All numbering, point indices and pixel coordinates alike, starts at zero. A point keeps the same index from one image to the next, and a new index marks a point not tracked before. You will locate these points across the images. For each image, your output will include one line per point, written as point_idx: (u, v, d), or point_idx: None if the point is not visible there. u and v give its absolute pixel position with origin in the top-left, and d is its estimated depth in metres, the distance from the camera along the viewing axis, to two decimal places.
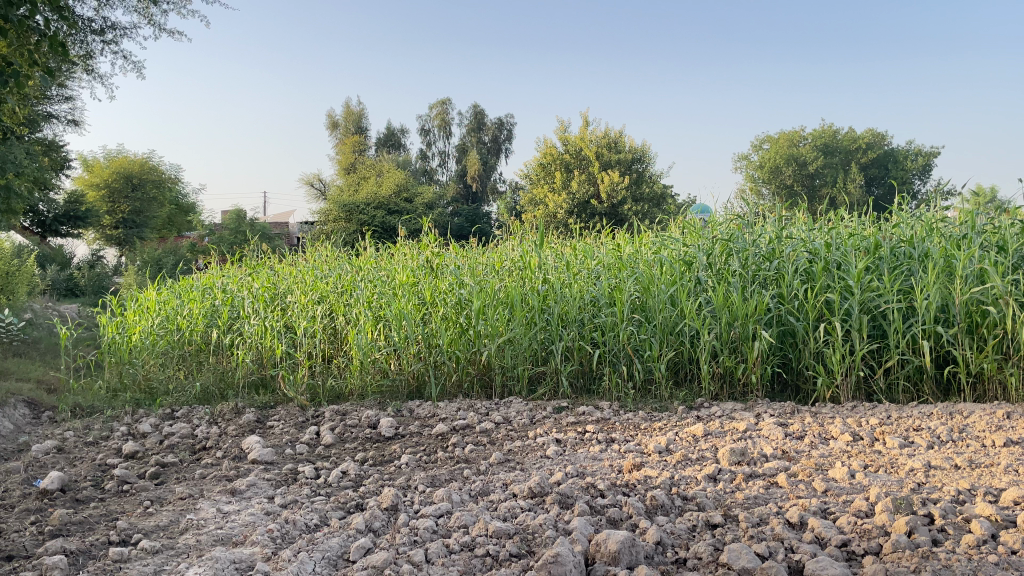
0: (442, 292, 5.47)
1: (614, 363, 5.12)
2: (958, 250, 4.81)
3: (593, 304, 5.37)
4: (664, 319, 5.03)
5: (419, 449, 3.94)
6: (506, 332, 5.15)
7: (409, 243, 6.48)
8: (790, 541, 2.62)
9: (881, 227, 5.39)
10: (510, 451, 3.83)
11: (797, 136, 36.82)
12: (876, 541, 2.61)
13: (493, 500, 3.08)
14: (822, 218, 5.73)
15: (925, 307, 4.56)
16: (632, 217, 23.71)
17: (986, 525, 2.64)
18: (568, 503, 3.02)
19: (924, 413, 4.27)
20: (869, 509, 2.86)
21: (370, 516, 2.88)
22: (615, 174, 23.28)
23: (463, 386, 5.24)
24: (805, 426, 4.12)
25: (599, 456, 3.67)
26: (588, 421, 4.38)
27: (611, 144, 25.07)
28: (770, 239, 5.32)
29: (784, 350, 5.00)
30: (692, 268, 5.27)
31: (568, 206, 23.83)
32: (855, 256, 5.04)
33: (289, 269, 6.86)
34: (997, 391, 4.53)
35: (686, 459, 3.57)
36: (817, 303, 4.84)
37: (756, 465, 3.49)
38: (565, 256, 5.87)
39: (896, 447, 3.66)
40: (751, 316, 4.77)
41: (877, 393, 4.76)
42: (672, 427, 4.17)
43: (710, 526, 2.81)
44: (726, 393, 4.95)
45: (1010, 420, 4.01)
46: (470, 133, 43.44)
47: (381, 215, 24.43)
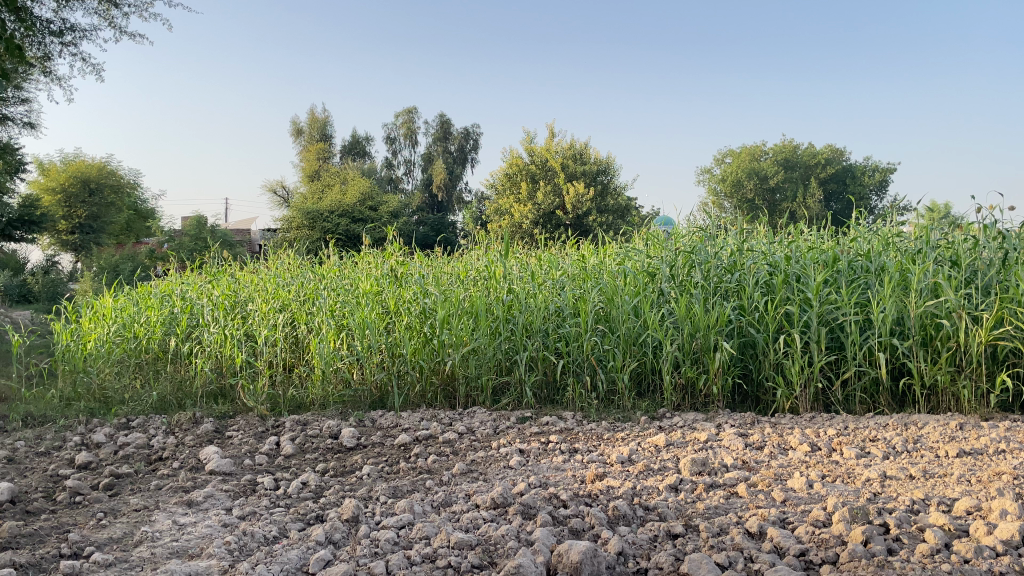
0: (407, 301, 5.43)
1: (577, 373, 5.12)
2: (913, 264, 4.90)
3: (557, 314, 5.36)
4: (628, 329, 5.04)
5: (381, 460, 3.90)
6: (470, 342, 5.11)
7: (373, 252, 6.44)
8: (750, 551, 2.65)
9: (839, 241, 5.48)
10: (473, 462, 3.81)
11: (758, 151, 37.38)
12: (833, 550, 2.66)
13: (455, 511, 3.08)
14: (782, 231, 5.81)
15: (881, 320, 4.63)
16: (596, 229, 23.79)
17: (939, 535, 2.71)
18: (531, 513, 3.02)
19: (879, 424, 4.34)
20: (827, 519, 2.92)
21: (330, 528, 2.85)
22: (580, 186, 23.42)
23: (426, 397, 5.19)
24: (765, 436, 4.16)
25: (562, 466, 3.67)
26: (551, 432, 4.38)
27: (577, 155, 25.19)
28: (731, 252, 5.38)
29: (744, 361, 5.05)
30: (655, 279, 5.31)
31: (532, 217, 23.90)
32: (814, 269, 5.12)
33: (250, 277, 6.77)
34: (951, 403, 4.61)
35: (648, 469, 3.60)
36: (776, 315, 4.90)
37: (716, 475, 3.53)
38: (530, 267, 5.87)
39: (852, 457, 3.72)
40: (713, 327, 4.81)
41: (834, 404, 4.81)
42: (634, 438, 4.19)
43: (671, 536, 2.84)
44: (688, 404, 4.96)
45: (964, 432, 4.09)
46: (437, 142, 43.43)
47: (344, 223, 24.22)
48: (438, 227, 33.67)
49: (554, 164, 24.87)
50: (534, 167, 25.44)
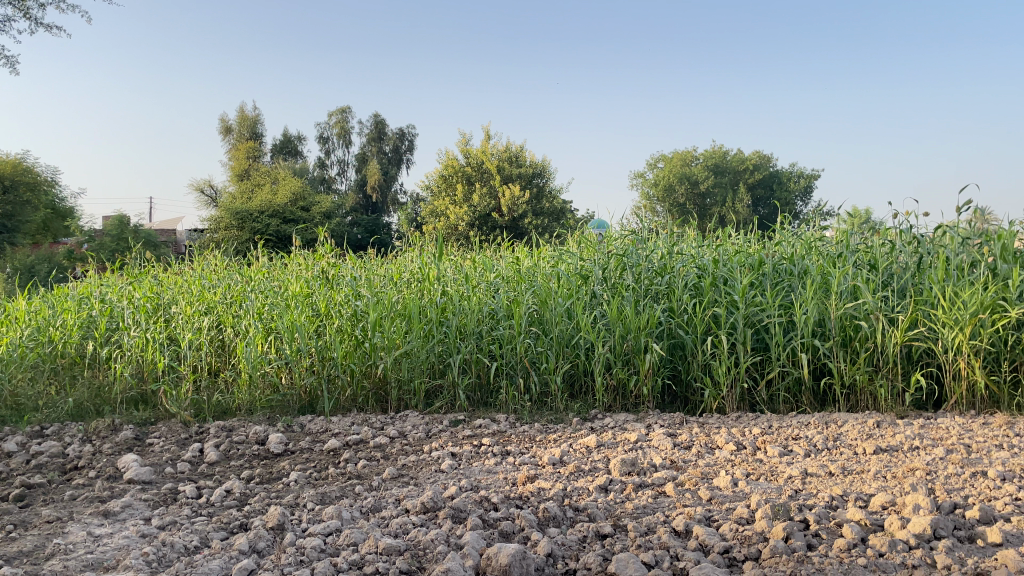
0: (338, 303, 5.34)
1: (510, 376, 5.12)
2: (834, 267, 5.07)
3: (491, 316, 5.35)
4: (561, 331, 5.05)
5: (309, 465, 3.83)
6: (402, 345, 5.04)
7: (303, 253, 6.31)
8: (676, 549, 2.70)
9: (765, 245, 5.64)
10: (404, 466, 3.77)
11: (689, 156, 38.15)
12: (756, 547, 2.72)
13: (384, 517, 3.04)
14: (711, 235, 5.94)
15: (804, 321, 4.76)
16: (532, 231, 23.90)
17: (856, 530, 2.81)
18: (461, 517, 3.01)
19: (802, 423, 4.47)
20: (750, 516, 2.99)
21: (255, 537, 2.78)
22: (515, 189, 23.52)
23: (357, 401, 5.12)
24: (693, 436, 4.25)
25: (494, 468, 3.66)
26: (484, 434, 4.37)
27: (512, 158, 25.22)
28: (662, 255, 5.48)
29: (674, 362, 5.14)
30: (588, 281, 5.35)
31: (468, 219, 23.88)
32: (741, 273, 5.25)
33: (174, 279, 6.57)
34: (869, 402, 4.77)
35: (579, 470, 3.63)
36: (704, 317, 5.00)
37: (645, 475, 3.58)
38: (464, 269, 5.84)
39: (776, 455, 3.82)
40: (644, 329, 4.87)
41: (759, 403, 4.93)
42: (566, 439, 4.21)
43: (600, 536, 2.86)
44: (619, 405, 5.01)
45: (881, 429, 4.25)
46: (374, 142, 43.02)
47: (276, 223, 23.76)
48: (372, 228, 33.33)
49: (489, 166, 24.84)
50: (470, 168, 25.38)
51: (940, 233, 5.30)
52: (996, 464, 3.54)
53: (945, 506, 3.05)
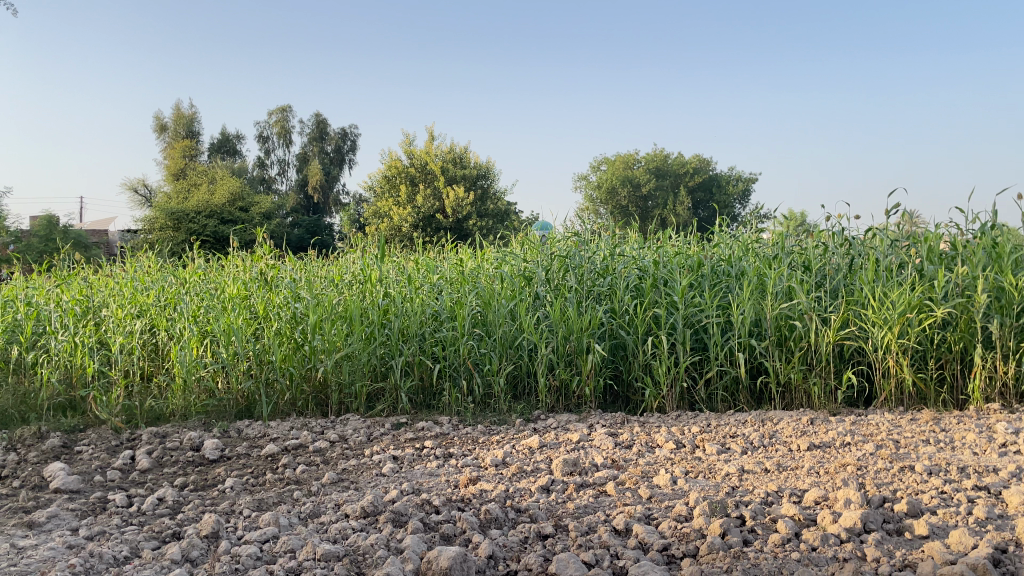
0: (277, 305, 5.23)
1: (453, 378, 5.09)
2: (769, 269, 5.19)
3: (434, 318, 5.31)
4: (504, 333, 5.04)
5: (246, 472, 3.75)
6: (343, 347, 4.97)
7: (241, 254, 6.17)
8: (616, 548, 2.72)
9: (704, 247, 5.74)
10: (344, 470, 3.72)
11: (631, 159, 38.58)
12: (693, 544, 2.77)
13: (323, 522, 3.00)
14: (652, 237, 6.02)
15: (741, 322, 4.86)
16: (477, 233, 23.88)
17: (790, 525, 2.88)
18: (401, 521, 2.99)
19: (739, 421, 4.56)
20: (688, 514, 3.04)
21: (188, 545, 2.71)
22: (459, 190, 23.49)
23: (297, 404, 5.03)
24: (634, 435, 4.29)
25: (436, 471, 3.64)
26: (426, 437, 4.34)
27: (457, 159, 25.14)
28: (603, 256, 5.54)
29: (615, 362, 5.19)
30: (531, 283, 5.36)
31: (411, 220, 23.74)
32: (680, 274, 5.33)
33: (105, 281, 6.36)
34: (803, 399, 4.89)
35: (521, 471, 3.63)
36: (645, 318, 5.06)
37: (586, 474, 3.61)
38: (406, 270, 5.79)
39: (714, 453, 3.89)
40: (586, 330, 4.91)
41: (699, 402, 5.00)
42: (509, 440, 4.21)
43: (541, 537, 2.87)
44: (562, 406, 5.03)
45: (814, 426, 4.37)
46: (317, 142, 42.41)
47: (213, 224, 23.22)
48: (314, 229, 32.85)
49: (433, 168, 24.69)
50: (414, 168, 25.18)
51: (871, 236, 5.47)
52: (923, 459, 3.67)
53: (874, 499, 3.15)
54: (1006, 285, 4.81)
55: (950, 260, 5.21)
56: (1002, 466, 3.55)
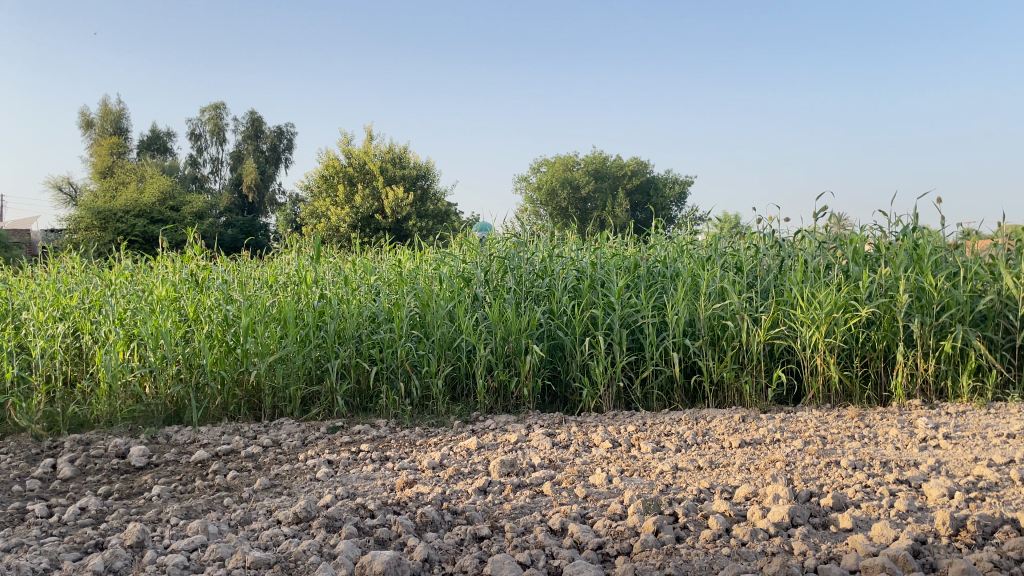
0: (208, 308, 5.11)
1: (390, 380, 5.04)
2: (703, 270, 5.29)
3: (371, 320, 5.26)
4: (443, 334, 5.00)
5: (174, 479, 3.64)
6: (277, 350, 4.88)
7: (171, 255, 6.00)
8: (551, 548, 2.73)
9: (640, 248, 5.82)
10: (277, 475, 3.65)
11: (571, 161, 38.82)
12: (627, 542, 2.80)
13: (254, 529, 2.93)
14: (590, 238, 6.07)
15: (675, 322, 4.94)
16: (416, 234, 23.74)
17: (721, 521, 2.94)
18: (335, 526, 2.94)
19: (674, 419, 4.64)
20: (623, 512, 3.08)
21: (111, 556, 2.61)
22: (398, 190, 23.32)
23: (229, 409, 4.91)
24: (571, 435, 4.32)
25: (372, 475, 3.60)
26: (362, 440, 4.28)
27: (396, 159, 24.92)
28: (542, 257, 5.56)
29: (553, 363, 5.22)
30: (470, 284, 5.35)
31: (350, 220, 23.46)
32: (617, 275, 5.39)
33: (25, 283, 6.10)
34: (735, 398, 4.99)
35: (459, 473, 3.62)
36: (583, 318, 5.10)
37: (523, 475, 3.62)
38: (343, 271, 5.72)
39: (649, 451, 3.94)
40: (524, 331, 4.92)
41: (635, 402, 5.04)
42: (446, 442, 4.19)
43: (477, 539, 2.87)
44: (500, 407, 5.03)
45: (745, 424, 4.47)
46: (251, 141, 41.59)
47: (143, 223, 22.53)
48: (248, 229, 32.17)
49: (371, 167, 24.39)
50: (351, 168, 24.83)
51: (801, 238, 5.63)
52: (848, 454, 3.79)
53: (802, 494, 3.24)
54: (926, 285, 5.01)
55: (874, 261, 5.40)
56: (921, 460, 3.69)
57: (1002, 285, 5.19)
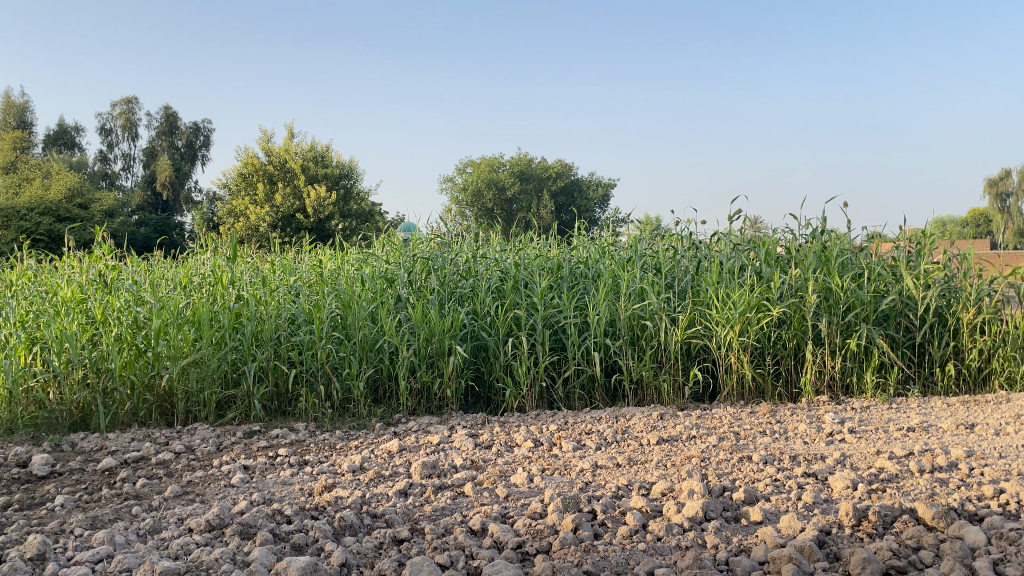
0: (117, 310, 4.92)
1: (310, 383, 4.95)
2: (623, 272, 5.39)
3: (290, 322, 5.16)
4: (364, 336, 4.94)
5: (79, 488, 3.49)
6: (191, 353, 4.74)
7: (78, 255, 5.75)
8: (471, 549, 2.73)
9: (563, 250, 5.88)
10: (190, 482, 3.54)
11: (497, 163, 38.92)
12: (546, 540, 2.82)
13: (164, 538, 2.83)
14: (513, 239, 6.10)
15: (596, 322, 5.03)
16: (339, 234, 23.39)
17: (638, 517, 2.99)
18: (250, 533, 2.87)
19: (595, 418, 4.70)
20: (543, 511, 3.10)
21: (8, 570, 2.49)
22: (321, 190, 22.93)
23: (139, 415, 4.74)
24: (494, 435, 4.33)
25: (289, 480, 3.53)
26: (280, 445, 4.20)
27: (319, 159, 24.52)
28: (465, 258, 5.56)
29: (477, 364, 5.22)
30: (393, 285, 5.30)
31: (269, 219, 22.93)
32: (540, 276, 5.44)
33: None
34: (654, 395, 5.09)
35: (379, 476, 3.58)
36: (506, 319, 5.13)
37: (444, 476, 3.61)
38: (261, 272, 5.59)
39: (570, 450, 3.99)
40: (447, 332, 4.91)
41: (558, 401, 5.08)
42: (367, 445, 4.15)
43: (396, 541, 2.84)
44: (423, 408, 5.01)
45: (663, 421, 4.57)
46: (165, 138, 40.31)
47: (48, 221, 21.49)
48: (163, 228, 31.06)
49: (293, 165, 23.89)
50: (270, 167, 24.19)
51: (717, 240, 5.80)
52: (760, 449, 3.93)
53: (716, 489, 3.33)
54: (833, 286, 5.23)
55: (785, 262, 5.61)
56: (827, 453, 3.85)
57: (903, 285, 5.46)
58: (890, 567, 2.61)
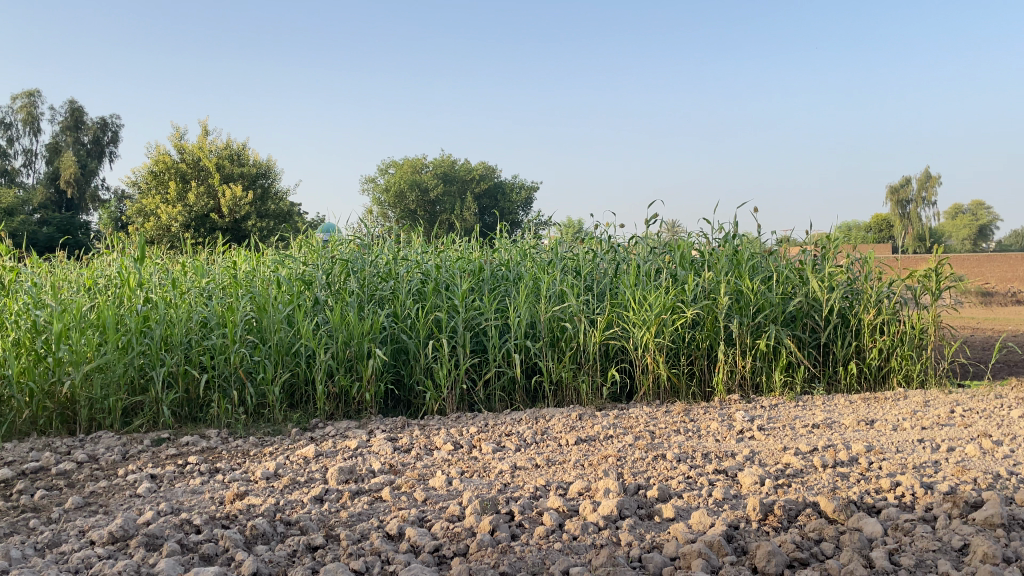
0: (14, 313, 4.68)
1: (223, 388, 4.82)
2: (543, 274, 5.45)
3: (202, 325, 5.01)
4: (280, 339, 4.84)
5: None
6: (95, 358, 4.55)
7: None
8: (386, 554, 2.71)
9: (484, 252, 5.90)
10: (93, 493, 3.40)
11: (420, 164, 38.68)
12: (463, 543, 2.83)
13: (63, 552, 2.71)
14: (434, 242, 6.08)
15: (517, 324, 5.07)
16: (255, 234, 22.83)
17: (555, 517, 3.03)
18: (156, 544, 2.77)
19: (515, 419, 4.74)
20: (460, 513, 3.11)
21: None
22: (237, 189, 22.33)
23: (38, 423, 4.52)
24: (413, 439, 4.31)
25: (200, 488, 3.42)
26: (191, 452, 4.07)
27: (236, 157, 23.88)
28: (386, 261, 5.52)
29: (397, 367, 5.18)
30: (311, 287, 5.21)
31: (182, 219, 22.18)
32: (462, 278, 5.45)
33: None
34: (573, 396, 5.16)
35: (294, 482, 3.51)
36: (427, 321, 5.11)
37: (362, 481, 3.57)
38: (172, 274, 5.41)
39: (489, 452, 4.00)
40: (367, 335, 4.85)
41: (478, 403, 5.09)
42: (283, 451, 4.06)
43: (311, 548, 2.80)
44: (341, 412, 4.94)
45: (582, 421, 4.64)
46: (72, 133, 38.55)
47: None
48: (67, 227, 29.66)
49: (208, 164, 23.18)
50: (184, 165, 23.39)
51: (635, 244, 5.92)
52: (674, 447, 4.03)
53: (631, 488, 3.40)
54: (744, 288, 5.41)
55: (700, 266, 5.77)
56: (738, 450, 3.98)
57: (809, 288, 5.70)
58: (794, 559, 2.72)
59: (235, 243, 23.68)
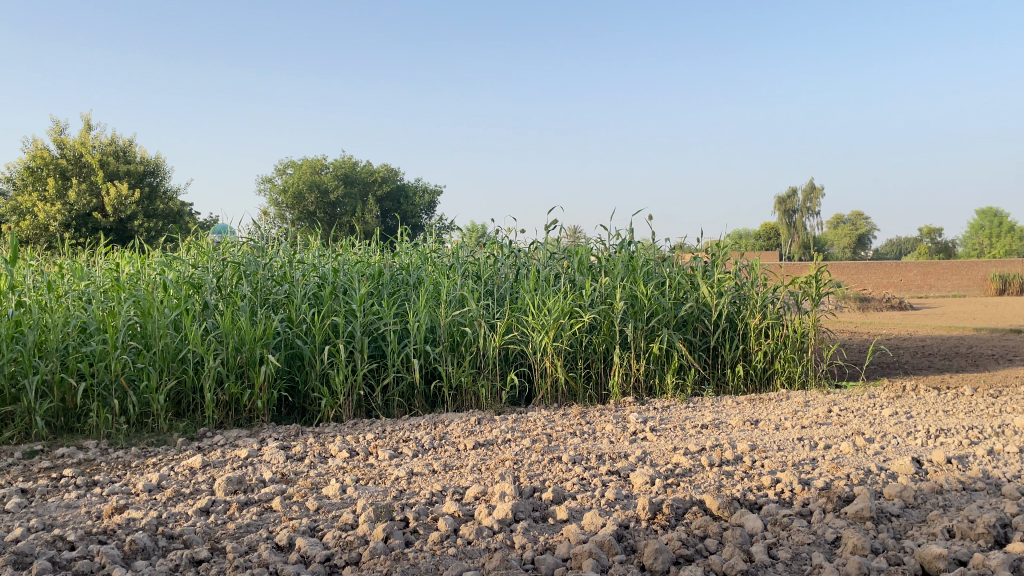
0: None
1: (103, 397, 4.59)
2: (442, 279, 5.45)
3: (81, 331, 4.75)
4: (166, 345, 4.64)
5: None
6: None
7: None
8: (275, 565, 2.65)
9: (384, 256, 5.85)
10: None
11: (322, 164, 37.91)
12: (356, 551, 2.79)
13: None
14: (332, 245, 5.98)
15: (416, 328, 5.05)
16: (143, 235, 21.82)
17: (449, 522, 3.03)
18: (25, 563, 2.61)
19: (413, 425, 4.71)
20: (354, 521, 3.06)
21: None
22: (123, 187, 21.29)
23: None
24: (307, 446, 4.22)
25: (75, 502, 3.24)
26: (66, 465, 3.85)
27: (121, 154, 22.77)
28: (282, 264, 5.39)
29: (291, 373, 5.06)
30: (200, 291, 5.03)
31: (62, 218, 20.95)
32: (360, 282, 5.38)
33: None
34: (472, 401, 5.17)
35: (179, 494, 3.38)
36: (323, 326, 5.02)
37: (251, 491, 3.47)
38: (47, 277, 5.11)
39: (385, 459, 3.96)
40: (259, 340, 4.72)
41: (375, 409, 5.04)
42: (167, 462, 3.90)
43: (195, 562, 2.69)
44: (232, 421, 4.78)
45: (480, 426, 4.66)
46: None
47: None
48: None
49: (93, 159, 22.00)
50: (66, 161, 22.12)
51: (535, 249, 6.00)
52: (569, 450, 4.10)
53: (526, 491, 3.44)
54: (639, 294, 5.57)
55: (597, 271, 5.90)
56: (630, 451, 4.09)
57: (700, 293, 5.92)
58: (680, 556, 2.81)
59: (121, 243, 22.53)
